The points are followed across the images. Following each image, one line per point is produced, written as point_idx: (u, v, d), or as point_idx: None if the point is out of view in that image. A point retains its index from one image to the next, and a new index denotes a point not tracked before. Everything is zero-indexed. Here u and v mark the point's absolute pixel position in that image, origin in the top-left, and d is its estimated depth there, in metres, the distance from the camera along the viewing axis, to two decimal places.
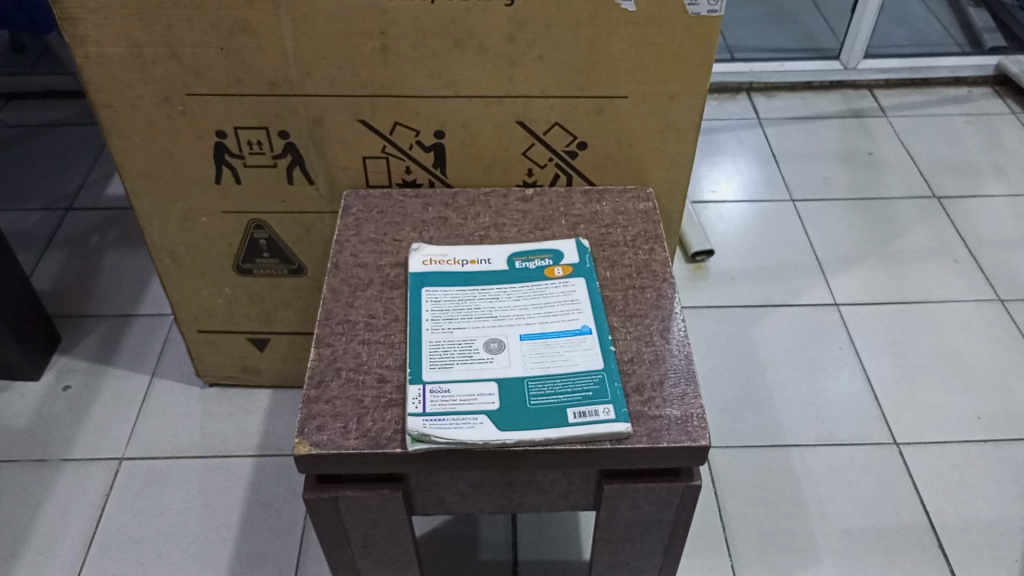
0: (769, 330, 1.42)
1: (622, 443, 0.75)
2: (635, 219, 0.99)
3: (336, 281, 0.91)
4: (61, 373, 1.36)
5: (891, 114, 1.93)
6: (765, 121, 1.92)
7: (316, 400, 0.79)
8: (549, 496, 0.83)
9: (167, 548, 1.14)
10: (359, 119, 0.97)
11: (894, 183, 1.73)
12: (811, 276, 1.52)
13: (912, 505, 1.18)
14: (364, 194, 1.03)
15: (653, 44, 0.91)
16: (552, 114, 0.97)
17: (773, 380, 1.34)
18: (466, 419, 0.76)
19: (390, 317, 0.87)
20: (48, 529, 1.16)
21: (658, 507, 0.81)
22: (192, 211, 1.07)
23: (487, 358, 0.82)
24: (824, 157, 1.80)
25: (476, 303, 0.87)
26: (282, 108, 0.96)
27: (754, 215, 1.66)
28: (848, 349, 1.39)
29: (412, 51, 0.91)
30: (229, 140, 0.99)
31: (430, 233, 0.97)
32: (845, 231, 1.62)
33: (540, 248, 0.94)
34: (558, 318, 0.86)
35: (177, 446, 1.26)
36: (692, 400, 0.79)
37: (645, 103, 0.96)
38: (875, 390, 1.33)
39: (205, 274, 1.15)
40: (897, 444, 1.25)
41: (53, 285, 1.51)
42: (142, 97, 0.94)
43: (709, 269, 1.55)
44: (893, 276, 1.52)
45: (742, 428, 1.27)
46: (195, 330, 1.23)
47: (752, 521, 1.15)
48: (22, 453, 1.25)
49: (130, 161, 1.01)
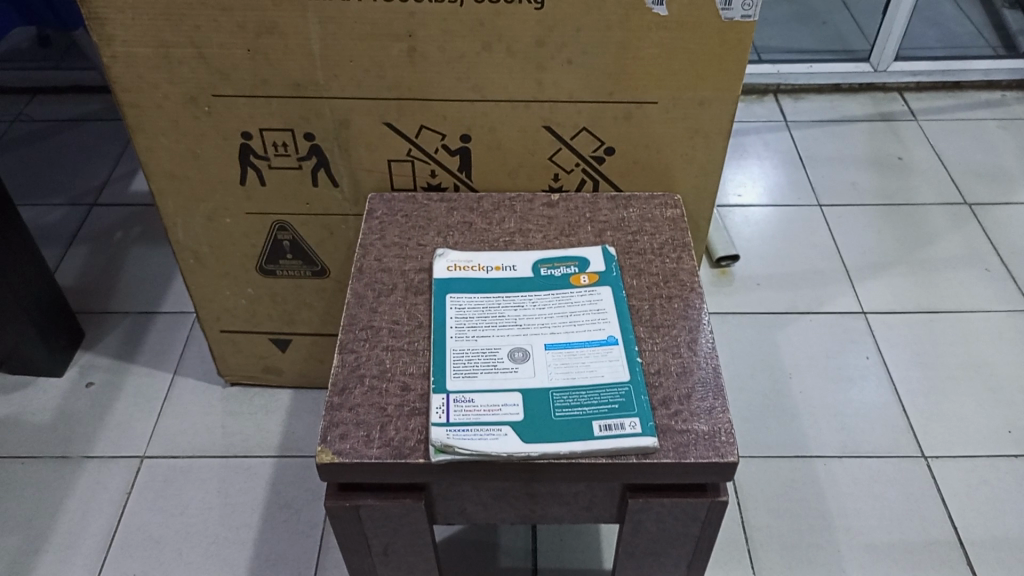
0: (795, 337, 1.41)
1: (648, 457, 0.74)
2: (662, 226, 0.97)
3: (360, 286, 0.90)
4: (84, 369, 1.37)
5: (921, 118, 1.90)
6: (792, 124, 1.89)
7: (339, 407, 0.79)
8: (573, 508, 0.82)
9: (187, 548, 1.14)
10: (386, 122, 0.96)
11: (925, 189, 1.70)
12: (838, 283, 1.50)
13: (939, 520, 1.15)
14: (388, 197, 1.02)
15: (684, 49, 0.89)
16: (580, 119, 0.96)
17: (798, 389, 1.32)
18: (489, 430, 0.75)
19: (414, 324, 0.86)
20: (70, 526, 1.16)
21: (683, 522, 0.80)
22: (216, 212, 1.07)
23: (511, 367, 0.81)
24: (852, 161, 1.78)
25: (501, 311, 0.86)
26: (308, 110, 0.95)
27: (780, 219, 1.64)
28: (875, 359, 1.37)
29: (439, 54, 0.90)
30: (254, 141, 0.99)
31: (455, 238, 0.96)
32: (873, 238, 1.59)
33: (566, 255, 0.93)
34: (584, 328, 0.84)
35: (197, 445, 1.27)
36: (720, 414, 0.78)
37: (674, 109, 0.94)
38: (902, 402, 1.31)
39: (228, 274, 1.15)
40: (926, 458, 1.23)
41: (78, 281, 1.52)
42: (169, 97, 0.94)
43: (733, 274, 1.53)
44: (922, 284, 1.50)
45: (766, 437, 1.26)
46: (218, 330, 1.23)
47: (775, 533, 1.14)
48: (45, 449, 1.25)
49: (155, 161, 1.01)
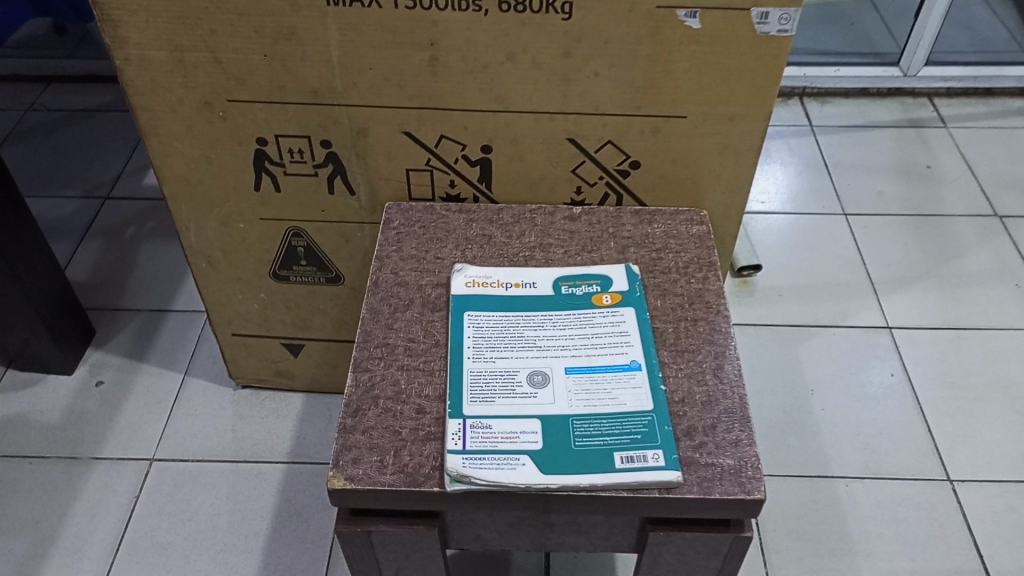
0: (817, 353, 1.37)
1: (671, 492, 0.71)
2: (688, 244, 0.94)
3: (376, 301, 0.88)
4: (94, 368, 1.35)
5: (951, 125, 1.85)
6: (817, 129, 1.85)
7: (352, 430, 0.76)
8: (590, 538, 0.79)
9: (196, 556, 1.12)
10: (404, 131, 0.94)
11: (953, 200, 1.65)
12: (863, 296, 1.47)
13: (964, 548, 1.12)
14: (406, 206, 0.99)
15: (717, 64, 0.86)
16: (605, 132, 0.93)
17: (820, 407, 1.29)
18: (507, 459, 0.73)
19: (431, 342, 0.84)
20: (77, 530, 1.15)
21: (704, 554, 0.77)
22: (229, 217, 1.05)
23: (530, 393, 0.78)
24: (878, 168, 1.73)
25: (520, 331, 0.84)
26: (325, 117, 0.93)
27: (802, 228, 1.60)
28: (900, 376, 1.34)
29: (462, 64, 0.86)
30: (270, 148, 0.96)
31: (473, 252, 0.93)
32: (899, 250, 1.55)
33: (587, 273, 0.90)
34: (606, 351, 0.82)
35: (207, 449, 1.25)
36: (747, 447, 0.75)
37: (704, 124, 0.91)
38: (927, 422, 1.27)
39: (241, 278, 1.12)
40: (950, 482, 1.20)
41: (89, 276, 1.50)
42: (183, 101, 0.91)
43: (755, 284, 1.50)
44: (949, 299, 1.46)
45: (786, 455, 1.23)
46: (229, 333, 1.21)
47: (795, 556, 1.11)
48: (53, 450, 1.24)
49: (168, 165, 0.98)
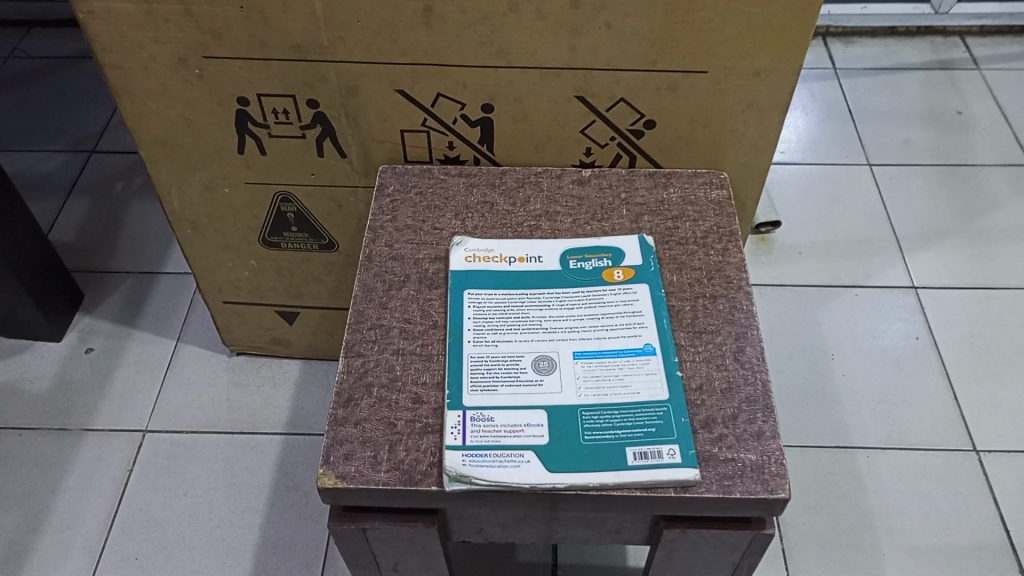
0: (838, 315, 1.31)
1: (688, 491, 0.66)
2: (707, 211, 0.87)
3: (369, 277, 0.81)
4: (84, 335, 1.30)
5: (984, 66, 1.74)
6: (841, 72, 1.75)
7: (343, 422, 0.71)
8: (600, 532, 0.74)
9: (191, 532, 1.09)
10: (398, 89, 0.86)
11: (985, 148, 1.56)
12: (887, 253, 1.39)
13: (989, 523, 1.08)
14: (401, 169, 0.92)
15: (743, 12, 0.77)
16: (618, 89, 0.85)
17: (841, 372, 1.24)
18: (510, 456, 0.67)
19: (428, 324, 0.78)
20: (69, 505, 1.11)
21: (721, 550, 0.73)
22: (213, 182, 0.97)
23: (536, 380, 0.72)
24: (905, 115, 1.64)
25: (524, 311, 0.78)
26: (311, 75, 0.85)
27: (822, 179, 1.52)
28: (925, 340, 1.27)
29: (460, 16, 0.78)
30: (253, 108, 0.89)
31: (474, 221, 0.86)
32: (927, 203, 1.47)
33: (598, 245, 0.83)
34: (617, 334, 0.75)
35: (202, 419, 1.20)
36: (770, 440, 0.69)
37: (726, 79, 0.83)
38: (953, 388, 1.22)
39: (229, 245, 1.06)
40: (977, 452, 1.14)
41: (77, 237, 1.44)
42: (156, 58, 0.84)
43: (773, 241, 1.42)
44: (978, 255, 1.38)
45: (804, 424, 1.18)
46: (220, 300, 1.15)
47: (812, 532, 1.07)
48: (43, 421, 1.19)
49: (144, 127, 0.91)
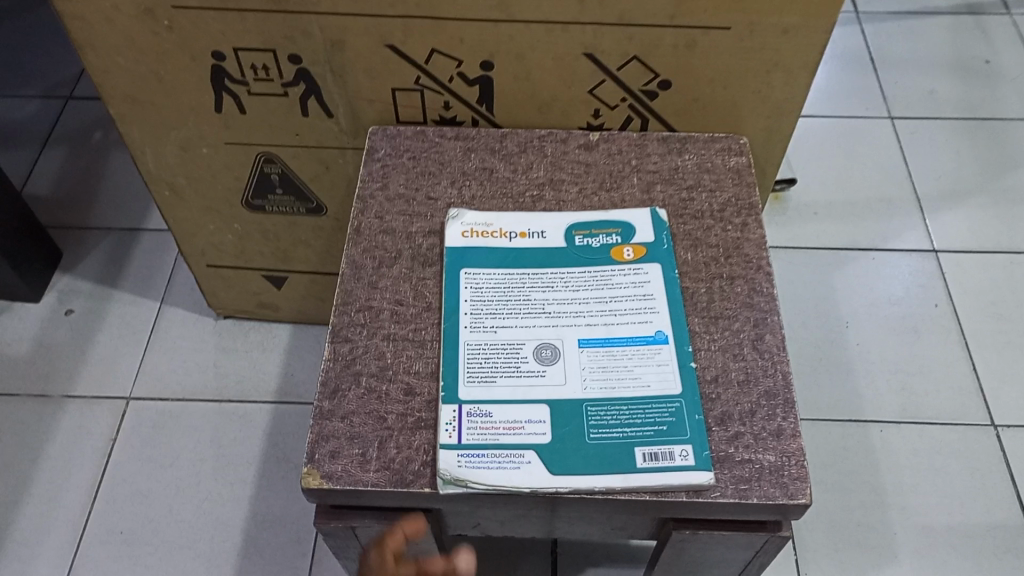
0: (855, 280, 1.25)
1: (701, 496, 0.61)
2: (725, 180, 0.80)
3: (357, 253, 0.75)
4: (63, 296, 1.24)
5: (1015, 11, 1.64)
6: (864, 16, 1.65)
7: (329, 415, 0.65)
8: (604, 530, 0.70)
9: (179, 505, 1.05)
10: (388, 44, 0.78)
11: (1014, 100, 1.48)
12: (908, 214, 1.32)
13: (1006, 501, 1.04)
14: (393, 130, 0.85)
15: None
16: (630, 46, 0.77)
17: (855, 342, 1.18)
18: (510, 456, 0.62)
19: (422, 306, 0.72)
20: (51, 477, 1.07)
21: (733, 550, 0.68)
22: (190, 141, 0.90)
23: (538, 370, 0.67)
24: (930, 64, 1.55)
25: (525, 293, 0.71)
26: (293, 27, 0.77)
27: (841, 134, 1.44)
28: (944, 307, 1.22)
29: None
30: (229, 63, 0.81)
31: (472, 190, 0.80)
32: (951, 160, 1.39)
33: (606, 219, 0.76)
34: (627, 319, 0.70)
35: (188, 387, 1.15)
36: (790, 439, 0.64)
37: (750, 36, 0.75)
38: (972, 358, 1.16)
39: (211, 207, 0.99)
40: (995, 427, 1.10)
41: (54, 191, 1.37)
42: (120, 8, 0.76)
43: (788, 200, 1.35)
44: (1004, 217, 1.32)
45: (816, 396, 1.13)
46: (204, 264, 1.09)
47: (821, 510, 1.03)
48: (22, 387, 1.15)
49: (112, 83, 0.83)
